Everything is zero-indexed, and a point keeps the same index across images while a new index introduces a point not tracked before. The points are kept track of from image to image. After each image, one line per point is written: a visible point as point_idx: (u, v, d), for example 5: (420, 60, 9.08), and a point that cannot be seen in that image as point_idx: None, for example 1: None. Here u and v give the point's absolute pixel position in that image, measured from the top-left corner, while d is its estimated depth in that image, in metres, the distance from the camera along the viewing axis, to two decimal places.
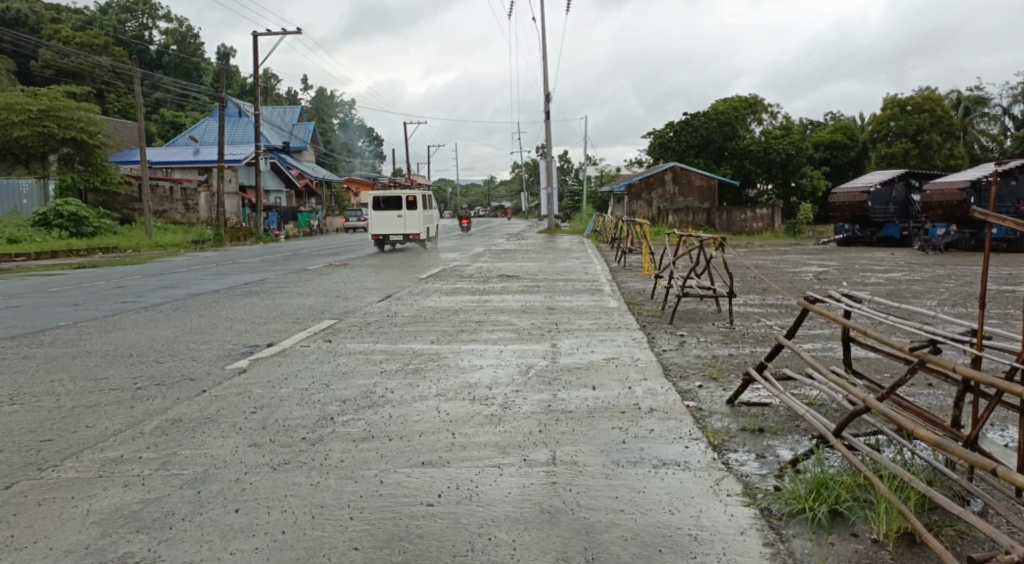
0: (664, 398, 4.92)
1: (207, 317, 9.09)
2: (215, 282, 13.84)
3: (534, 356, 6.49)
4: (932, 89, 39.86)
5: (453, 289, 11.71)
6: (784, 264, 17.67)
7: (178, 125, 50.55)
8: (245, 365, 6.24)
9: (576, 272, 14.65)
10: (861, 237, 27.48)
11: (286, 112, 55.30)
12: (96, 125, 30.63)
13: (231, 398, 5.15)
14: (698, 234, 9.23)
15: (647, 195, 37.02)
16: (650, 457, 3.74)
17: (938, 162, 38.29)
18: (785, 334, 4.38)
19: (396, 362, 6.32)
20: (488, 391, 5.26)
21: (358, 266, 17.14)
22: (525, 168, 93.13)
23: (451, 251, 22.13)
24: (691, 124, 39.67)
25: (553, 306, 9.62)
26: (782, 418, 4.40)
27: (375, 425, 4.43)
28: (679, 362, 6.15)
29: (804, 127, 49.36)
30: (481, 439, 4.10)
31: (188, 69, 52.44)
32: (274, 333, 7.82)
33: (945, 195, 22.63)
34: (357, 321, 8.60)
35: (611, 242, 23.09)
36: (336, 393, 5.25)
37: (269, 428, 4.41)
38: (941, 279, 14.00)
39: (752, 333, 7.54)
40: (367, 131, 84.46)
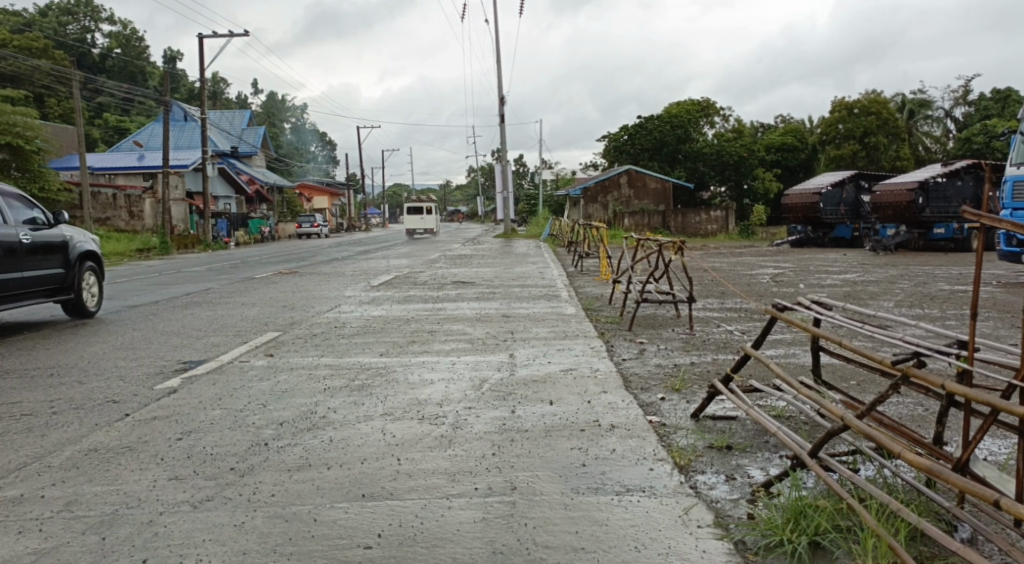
0: (626, 413, 4.63)
1: (142, 331, 8.51)
2: (158, 292, 13.19)
3: (490, 368, 6.16)
4: (878, 93, 40.97)
5: (406, 297, 11.29)
6: (740, 266, 17.68)
7: (122, 130, 48.88)
8: (175, 384, 5.75)
9: (532, 277, 14.37)
10: (814, 238, 27.90)
11: (235, 116, 53.94)
12: (34, 130, 29.28)
13: (158, 422, 4.68)
14: (656, 237, 9.01)
15: (603, 199, 36.95)
16: (612, 482, 3.44)
17: (885, 163, 39.36)
18: (751, 344, 4.15)
19: (341, 378, 5.91)
20: (439, 408, 4.91)
21: (309, 274, 16.58)
22: (481, 173, 92.93)
23: (405, 258, 21.63)
24: (646, 127, 39.89)
25: (509, 314, 9.32)
26: (748, 433, 4.17)
27: (314, 452, 4.02)
28: (640, 372, 5.89)
29: (755, 130, 50.24)
30: (429, 466, 3.74)
31: (132, 73, 50.85)
32: (212, 348, 7.32)
33: (895, 195, 23.09)
34: (303, 332, 8.14)
35: (568, 246, 22.89)
36: (276, 415, 4.82)
37: (195, 458, 3.95)
38: (895, 279, 14.15)
39: (713, 340, 7.32)
40: (318, 136, 83.12)
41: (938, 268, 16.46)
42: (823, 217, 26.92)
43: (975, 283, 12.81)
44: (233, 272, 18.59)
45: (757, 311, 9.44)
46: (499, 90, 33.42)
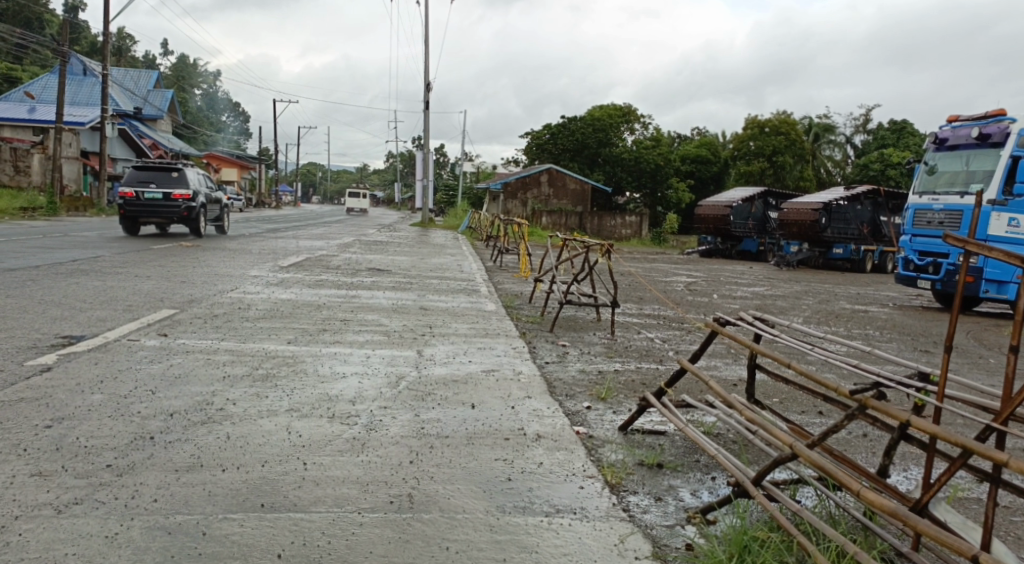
0: (551, 423, 4.42)
1: (17, 297, 7.65)
2: (42, 256, 12.09)
3: (406, 364, 5.80)
4: (788, 114, 42.91)
5: (317, 281, 10.73)
6: (655, 272, 17.97)
7: (13, 78, 44.99)
8: (50, 361, 5.10)
9: (451, 269, 14.04)
10: (722, 249, 28.73)
11: (140, 76, 50.81)
12: None
13: (25, 404, 4.06)
14: (583, 239, 8.85)
15: (522, 195, 36.89)
16: (541, 501, 3.21)
17: (790, 182, 41.32)
18: (689, 359, 4.06)
19: (243, 366, 5.42)
20: (352, 406, 4.53)
21: (213, 248, 15.64)
22: (401, 157, 91.64)
23: (317, 240, 20.78)
24: (568, 128, 40.27)
25: (427, 306, 8.96)
26: (679, 451, 4.05)
27: (208, 451, 3.55)
28: (564, 378, 5.67)
29: (673, 140, 51.66)
30: (337, 473, 3.38)
31: (28, 18, 46.97)
32: (98, 322, 6.62)
33: (800, 215, 24.24)
34: (204, 312, 7.52)
35: (486, 240, 22.64)
36: (166, 404, 4.29)
37: (67, 450, 3.39)
38: (800, 295, 14.70)
39: (637, 348, 7.23)
40: (231, 105, 79.55)
41: (838, 287, 17.26)
42: (733, 230, 27.83)
43: (872, 304, 13.47)
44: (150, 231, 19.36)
45: (678, 319, 9.49)
46: (425, 76, 32.77)
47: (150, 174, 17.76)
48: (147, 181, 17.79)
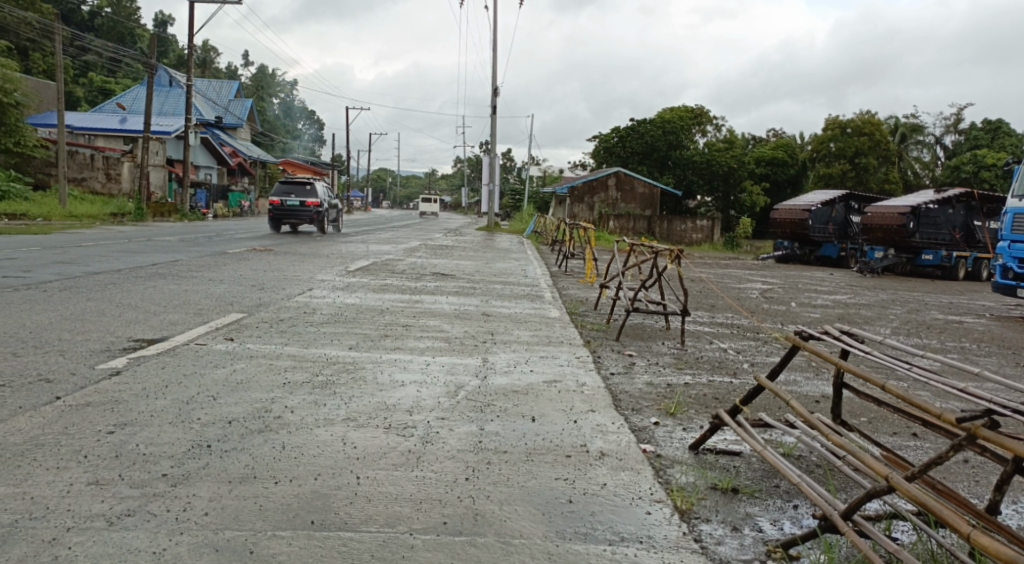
0: (615, 439, 4.18)
1: (97, 300, 7.90)
2: (125, 260, 12.59)
3: (466, 373, 5.66)
4: (872, 114, 41.02)
5: (383, 286, 10.74)
6: (729, 278, 17.33)
7: (107, 90, 47.59)
8: (120, 364, 5.18)
9: (516, 275, 13.88)
10: (800, 255, 27.81)
11: (223, 86, 52.81)
12: (12, 83, 29.23)
13: (92, 408, 4.10)
14: (651, 243, 8.52)
15: (589, 199, 36.50)
16: (605, 528, 2.99)
17: (873, 185, 39.45)
18: (767, 375, 3.78)
19: (304, 372, 5.38)
20: (408, 417, 4.41)
21: (285, 253, 15.98)
22: (470, 163, 92.44)
23: (386, 244, 21.01)
24: (637, 130, 39.62)
25: (490, 312, 8.82)
26: (757, 474, 3.77)
27: (263, 461, 3.49)
28: (630, 392, 5.40)
29: (747, 142, 50.22)
30: (390, 489, 3.25)
31: (121, 33, 49.68)
32: (170, 326, 6.76)
33: (886, 219, 23.15)
34: (270, 317, 7.59)
35: (553, 245, 22.43)
36: (225, 411, 4.27)
37: (125, 457, 3.37)
38: (887, 304, 13.87)
39: (709, 359, 6.89)
40: (307, 114, 82.09)
41: (927, 296, 16.26)
42: (812, 235, 26.76)
43: (967, 314, 12.60)
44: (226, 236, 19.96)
45: (752, 328, 9.06)
46: (493, 81, 32.86)
47: (290, 188, 23.61)
48: (288, 193, 23.59)
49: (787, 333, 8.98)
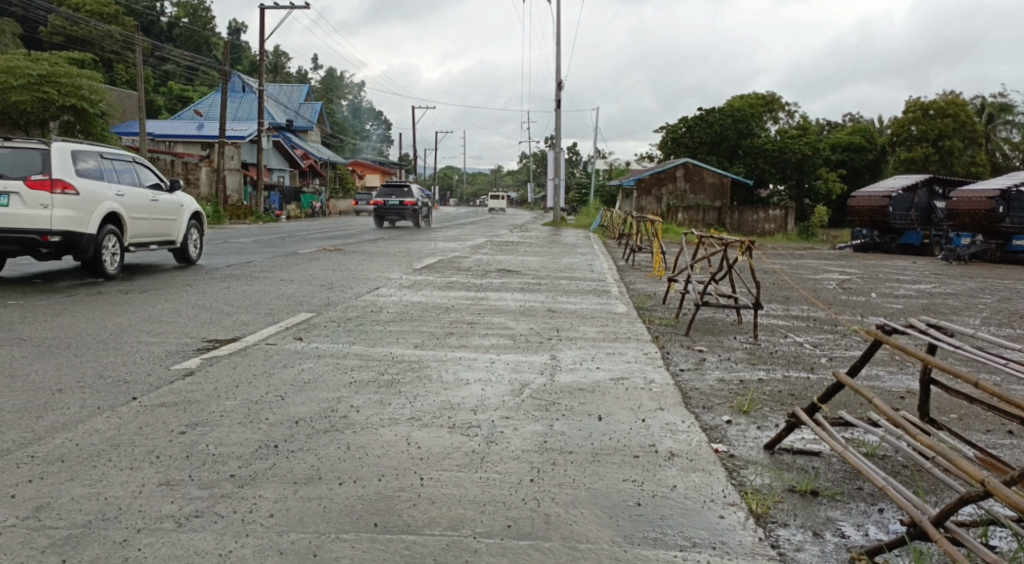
0: (685, 440, 4.01)
1: (175, 302, 8.21)
2: (201, 262, 13.02)
3: (531, 371, 5.58)
4: (956, 94, 38.87)
5: (448, 283, 10.80)
6: (804, 269, 16.70)
7: (185, 99, 49.72)
8: (194, 365, 5.35)
9: (581, 269, 13.75)
10: (879, 244, 26.33)
11: (293, 90, 54.34)
12: (98, 93, 30.99)
13: (167, 409, 4.24)
14: (721, 235, 8.25)
15: (656, 191, 35.88)
16: (674, 533, 2.86)
17: (958, 169, 37.40)
18: (847, 371, 3.55)
19: (370, 371, 5.41)
20: (472, 416, 4.36)
21: (354, 252, 16.30)
22: (535, 158, 92.42)
23: (453, 242, 21.18)
24: (706, 120, 38.74)
25: (555, 309, 8.73)
26: (839, 475, 3.53)
27: (329, 461, 3.52)
28: (701, 389, 5.21)
29: (821, 129, 48.44)
30: (455, 491, 3.20)
31: (197, 43, 51.83)
32: (241, 326, 6.94)
33: (973, 203, 21.96)
34: (338, 315, 7.71)
35: (619, 239, 22.14)
36: (293, 411, 4.33)
37: (196, 459, 3.47)
38: (976, 293, 13.07)
39: (784, 353, 6.60)
40: (374, 115, 83.79)
41: (1021, 284, 15.26)
42: (892, 222, 25.58)
43: None
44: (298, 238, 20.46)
45: (830, 321, 8.66)
46: (556, 74, 32.69)
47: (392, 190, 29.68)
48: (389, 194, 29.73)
49: (868, 325, 8.54)
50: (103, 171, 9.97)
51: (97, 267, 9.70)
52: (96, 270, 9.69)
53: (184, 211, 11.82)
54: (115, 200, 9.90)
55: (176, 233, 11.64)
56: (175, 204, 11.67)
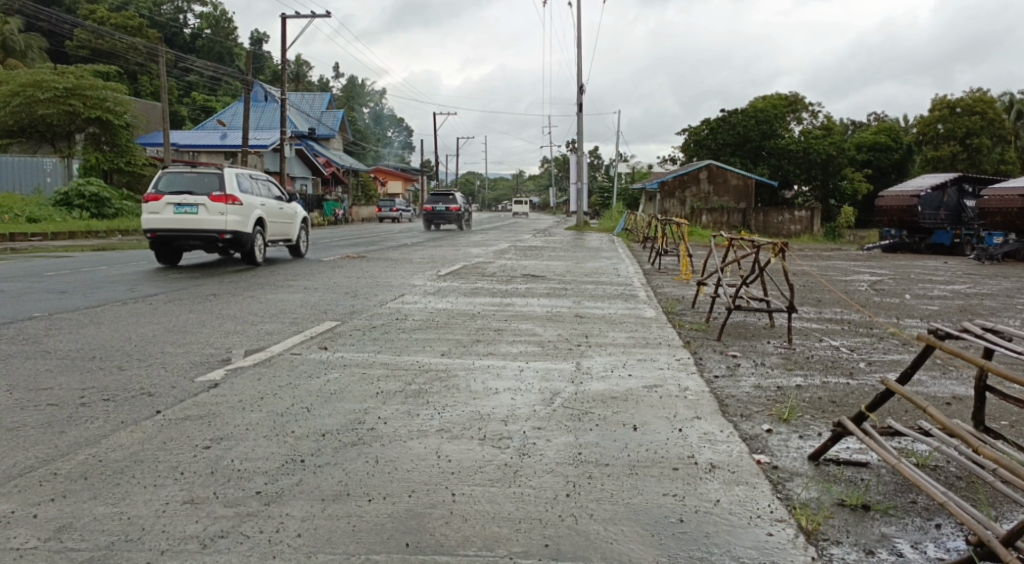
0: (724, 450, 3.85)
1: (200, 311, 8.19)
2: (226, 270, 13.04)
3: (561, 379, 5.44)
4: (984, 91, 38.09)
5: (473, 289, 10.71)
6: (834, 271, 16.37)
7: (209, 109, 50.31)
8: (219, 376, 5.28)
9: (606, 274, 13.60)
10: (908, 244, 25.74)
11: (315, 99, 54.70)
12: (123, 105, 31.46)
13: (193, 422, 4.19)
14: (752, 237, 8.04)
15: (680, 194, 35.55)
16: (720, 553, 2.71)
17: (987, 167, 36.63)
18: (897, 378, 3.36)
19: (398, 381, 5.32)
20: (503, 427, 4.24)
21: (377, 259, 16.29)
22: (556, 164, 92.33)
23: (476, 247, 21.10)
24: (728, 121, 38.37)
25: (583, 314, 8.57)
26: (891, 487, 3.33)
27: (357, 477, 3.42)
28: (738, 396, 5.03)
29: (845, 129, 47.80)
30: (488, 508, 3.08)
31: (221, 54, 52.54)
32: (266, 335, 6.89)
33: (1004, 201, 21.42)
34: (363, 324, 7.64)
35: (643, 242, 21.93)
36: (320, 423, 4.25)
37: (221, 475, 3.40)
38: (1013, 294, 12.69)
39: (820, 358, 6.40)
40: (395, 123, 84.29)
41: None
42: (921, 222, 25.05)
43: None
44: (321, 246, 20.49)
45: (865, 324, 8.42)
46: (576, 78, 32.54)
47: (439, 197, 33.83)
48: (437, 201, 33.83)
49: (905, 328, 8.30)
50: (250, 189, 14.41)
51: (247, 255, 14.12)
52: (250, 258, 14.14)
53: (295, 217, 16.21)
54: (259, 209, 14.35)
55: (292, 234, 16.01)
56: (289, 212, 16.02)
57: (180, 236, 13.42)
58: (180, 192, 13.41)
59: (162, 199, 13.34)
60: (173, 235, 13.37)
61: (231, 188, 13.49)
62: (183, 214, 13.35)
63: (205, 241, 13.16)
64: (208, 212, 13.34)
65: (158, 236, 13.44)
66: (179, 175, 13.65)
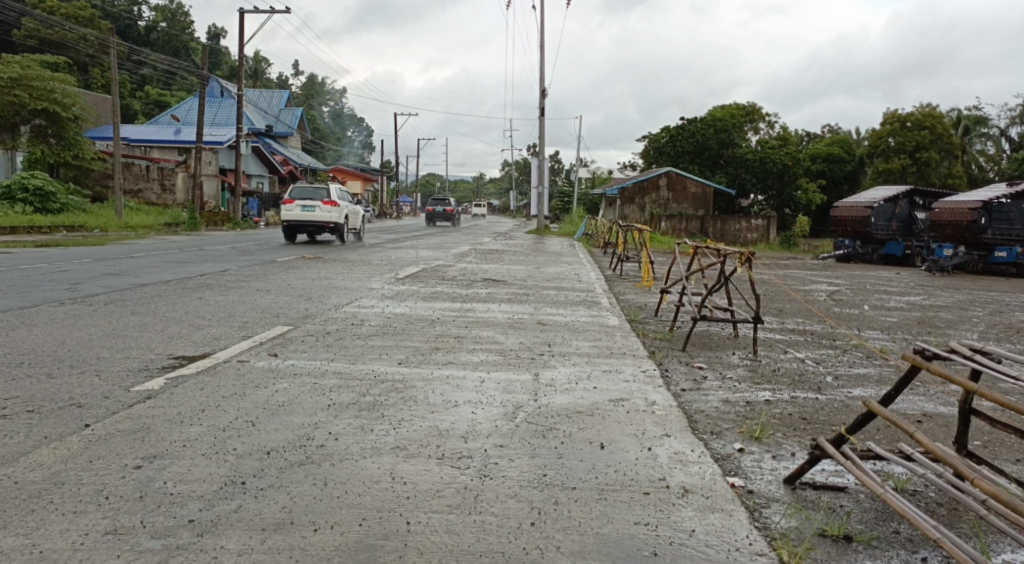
0: (696, 472, 3.65)
1: (143, 314, 7.73)
2: (175, 271, 12.51)
3: (523, 392, 5.18)
4: (933, 106, 39.17)
5: (432, 293, 10.43)
6: (793, 279, 16.50)
7: (163, 103, 48.94)
8: (158, 386, 4.89)
9: (568, 279, 13.45)
10: (862, 254, 26.32)
11: (273, 96, 53.80)
12: (71, 97, 30.26)
13: (125, 437, 3.81)
14: (718, 245, 7.90)
15: (640, 200, 35.71)
16: None
17: (936, 180, 37.67)
18: (879, 400, 3.23)
19: (351, 392, 5.00)
20: (463, 444, 3.98)
21: (334, 260, 15.85)
22: (517, 166, 92.39)
23: (435, 249, 20.75)
24: (688, 129, 38.75)
25: (545, 321, 8.35)
26: (872, 516, 3.19)
27: (303, 503, 3.12)
28: (706, 411, 4.86)
29: (800, 139, 48.73)
30: (447, 539, 2.81)
31: (176, 47, 51.11)
32: (212, 341, 6.48)
33: (955, 214, 21.94)
34: (317, 329, 7.29)
35: (604, 248, 21.91)
36: (265, 440, 3.91)
37: (150, 500, 3.06)
38: (966, 305, 12.92)
39: (787, 370, 6.30)
40: (356, 121, 83.29)
41: (1006, 295, 15.21)
42: (874, 233, 25.55)
43: None
44: (276, 245, 19.92)
45: (827, 335, 8.40)
46: (540, 83, 32.50)
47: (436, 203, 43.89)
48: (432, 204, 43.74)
49: (867, 339, 8.30)
50: (339, 196, 23.77)
51: (341, 236, 23.27)
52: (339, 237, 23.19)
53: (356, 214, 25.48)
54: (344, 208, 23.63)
55: (355, 225, 25.07)
56: (354, 211, 25.34)
57: (304, 223, 22.65)
58: (306, 197, 22.69)
59: (294, 202, 22.44)
60: (299, 222, 22.58)
61: (334, 196, 22.79)
62: (307, 210, 22.54)
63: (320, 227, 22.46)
64: (322, 210, 22.61)
65: (291, 223, 22.63)
66: (302, 188, 22.81)
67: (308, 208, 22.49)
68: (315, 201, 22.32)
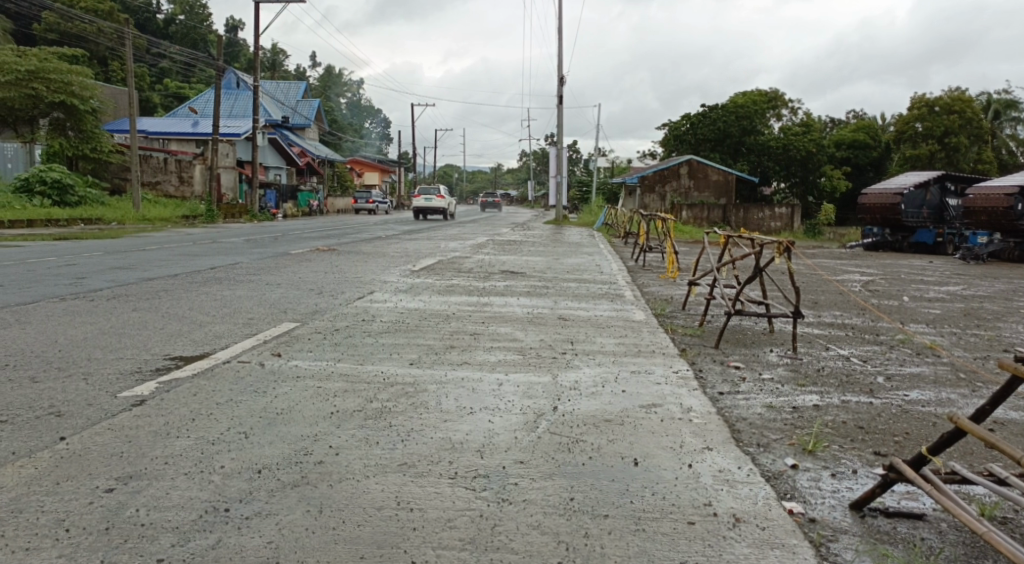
0: (745, 496, 3.18)
1: (146, 311, 7.33)
2: (184, 265, 12.13)
3: (545, 396, 4.72)
4: (963, 89, 37.99)
5: (448, 286, 9.98)
6: (823, 269, 15.87)
7: (181, 96, 48.96)
8: (147, 392, 4.46)
9: (588, 270, 12.96)
10: (891, 242, 25.54)
11: (289, 87, 53.51)
12: (89, 90, 30.19)
13: (100, 454, 3.39)
14: (754, 234, 7.33)
15: (660, 189, 34.87)
16: None
17: (965, 166, 36.50)
18: (968, 415, 2.71)
19: (357, 397, 4.57)
20: (479, 461, 3.53)
21: (347, 252, 15.43)
22: (533, 156, 91.72)
23: (452, 240, 20.31)
24: (709, 116, 37.84)
25: (566, 316, 7.86)
26: (962, 554, 2.69)
27: (293, 536, 2.68)
28: (752, 420, 4.36)
29: (824, 126, 47.64)
30: None
31: (195, 40, 51.11)
32: (213, 339, 6.08)
33: (990, 200, 21.05)
34: (325, 326, 6.87)
35: (624, 238, 21.40)
36: (256, 455, 3.47)
37: (117, 533, 2.64)
38: (1008, 295, 12.26)
39: (833, 371, 5.76)
40: (373, 113, 83.10)
41: None
42: (904, 220, 24.70)
43: None
44: (290, 238, 19.50)
45: (870, 330, 7.82)
46: (557, 70, 31.83)
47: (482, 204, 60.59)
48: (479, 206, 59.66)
49: (914, 334, 7.71)
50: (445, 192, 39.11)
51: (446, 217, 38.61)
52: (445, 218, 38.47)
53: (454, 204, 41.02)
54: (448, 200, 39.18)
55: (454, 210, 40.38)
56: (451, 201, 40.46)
57: (427, 208, 38.14)
58: (429, 192, 38.56)
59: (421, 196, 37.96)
60: (424, 207, 38.10)
61: (443, 191, 37.98)
62: (428, 200, 37.87)
63: (435, 210, 37.77)
64: (437, 200, 37.97)
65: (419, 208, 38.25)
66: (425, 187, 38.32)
67: (428, 199, 37.78)
68: (432, 195, 37.76)
